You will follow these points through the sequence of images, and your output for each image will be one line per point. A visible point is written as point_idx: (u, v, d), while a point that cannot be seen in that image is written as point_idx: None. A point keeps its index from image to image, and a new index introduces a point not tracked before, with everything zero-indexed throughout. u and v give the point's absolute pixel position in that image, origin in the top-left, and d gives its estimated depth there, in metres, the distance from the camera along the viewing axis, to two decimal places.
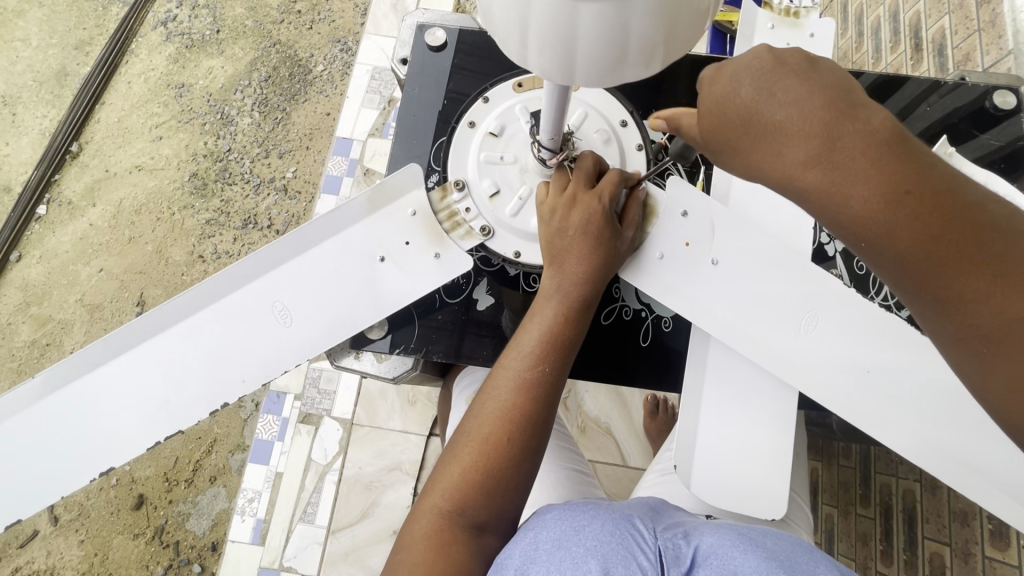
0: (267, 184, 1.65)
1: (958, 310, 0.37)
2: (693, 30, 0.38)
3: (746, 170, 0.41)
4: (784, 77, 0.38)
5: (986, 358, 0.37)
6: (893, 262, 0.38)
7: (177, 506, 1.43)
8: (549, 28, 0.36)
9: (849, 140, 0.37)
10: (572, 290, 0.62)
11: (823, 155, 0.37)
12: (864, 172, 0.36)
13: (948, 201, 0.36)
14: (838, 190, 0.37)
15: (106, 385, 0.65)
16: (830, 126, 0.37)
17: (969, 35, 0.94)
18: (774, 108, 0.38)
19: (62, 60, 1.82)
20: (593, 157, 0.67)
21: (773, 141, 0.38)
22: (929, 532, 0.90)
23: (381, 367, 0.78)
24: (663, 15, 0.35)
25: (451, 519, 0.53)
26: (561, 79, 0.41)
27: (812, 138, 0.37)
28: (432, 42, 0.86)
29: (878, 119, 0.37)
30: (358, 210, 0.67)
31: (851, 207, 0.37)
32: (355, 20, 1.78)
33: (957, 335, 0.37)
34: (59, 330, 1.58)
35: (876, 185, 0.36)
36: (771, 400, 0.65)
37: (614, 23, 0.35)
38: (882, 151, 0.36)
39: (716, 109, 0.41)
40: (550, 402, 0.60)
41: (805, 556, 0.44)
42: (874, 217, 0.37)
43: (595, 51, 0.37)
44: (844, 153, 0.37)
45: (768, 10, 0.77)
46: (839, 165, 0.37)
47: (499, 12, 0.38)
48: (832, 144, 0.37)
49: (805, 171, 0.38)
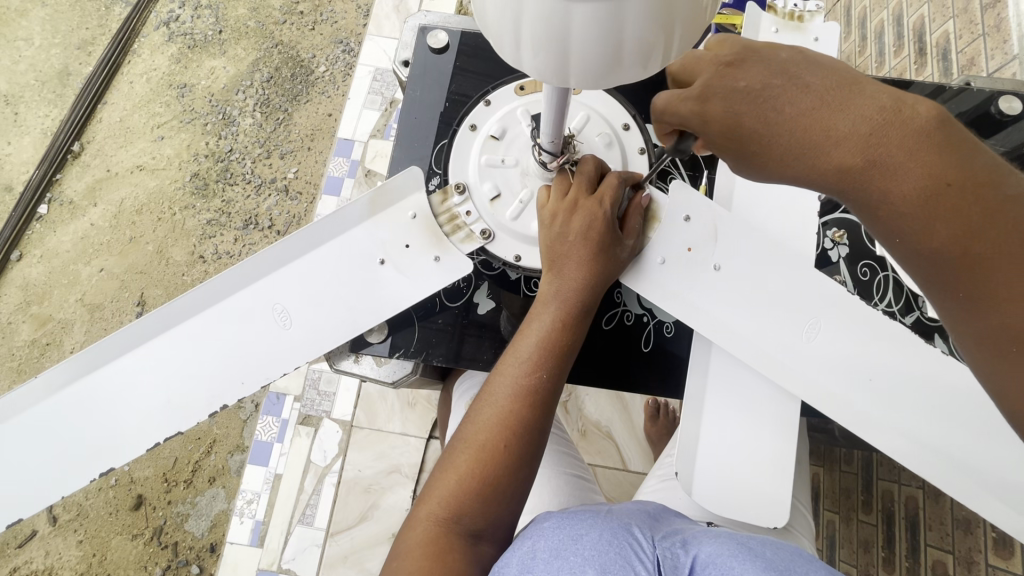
0: (268, 185, 1.65)
1: (988, 308, 0.37)
2: (690, 30, 0.37)
3: (783, 176, 0.41)
4: (787, 92, 0.40)
5: (1011, 360, 0.36)
6: (926, 257, 0.38)
7: (176, 506, 1.43)
8: (542, 27, 0.35)
9: (885, 132, 0.37)
10: (570, 296, 0.62)
11: (862, 149, 0.38)
12: (906, 164, 0.37)
13: (987, 195, 0.36)
14: (877, 182, 0.38)
15: (109, 385, 0.65)
16: (864, 120, 0.38)
17: (972, 40, 0.94)
18: (789, 113, 0.39)
19: (65, 59, 1.82)
20: (594, 162, 0.67)
21: (799, 142, 0.39)
22: (931, 539, 0.90)
23: (380, 371, 0.76)
24: (658, 16, 0.34)
25: (447, 527, 0.53)
26: (556, 83, 0.40)
27: (845, 137, 0.38)
28: (433, 44, 0.86)
29: (918, 108, 0.37)
30: (359, 212, 0.67)
31: (890, 199, 0.38)
32: (357, 21, 1.78)
33: (982, 335, 0.37)
34: (59, 330, 1.58)
35: (917, 176, 0.37)
36: (773, 408, 0.64)
37: (609, 22, 0.34)
38: (924, 141, 0.37)
39: (728, 124, 0.41)
40: (547, 409, 0.59)
41: (803, 566, 0.44)
42: (909, 210, 0.37)
43: (589, 51, 0.36)
44: (883, 146, 0.38)
45: (773, 14, 0.77)
46: (880, 157, 0.38)
47: (492, 10, 0.37)
48: (871, 137, 0.38)
49: (842, 164, 0.38)
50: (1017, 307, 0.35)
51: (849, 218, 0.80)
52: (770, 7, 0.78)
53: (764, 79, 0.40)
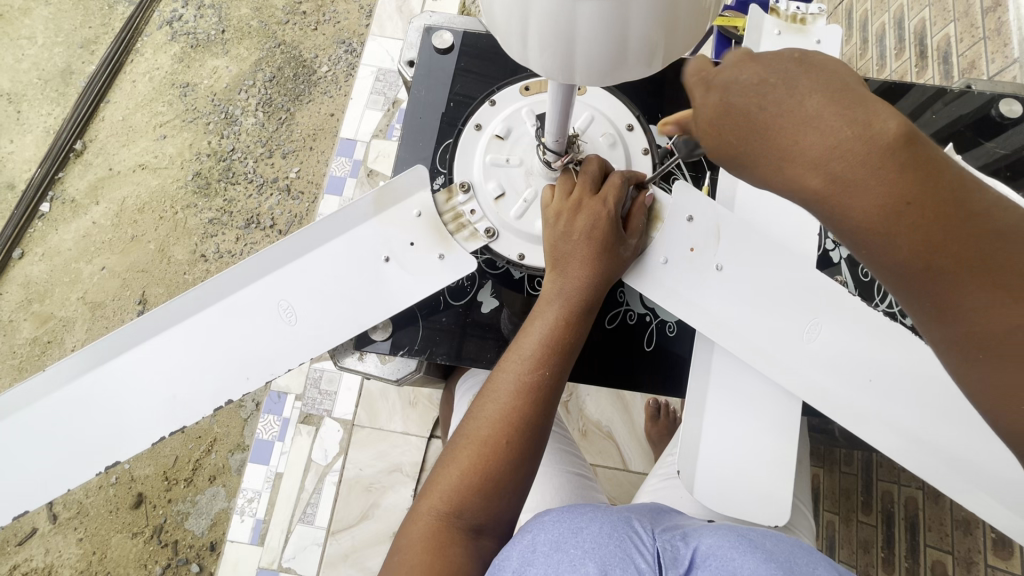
0: (270, 184, 1.66)
1: (955, 315, 0.37)
2: (693, 27, 0.37)
3: (752, 182, 0.40)
4: (772, 90, 0.37)
5: (978, 363, 0.38)
6: (891, 270, 0.38)
7: (176, 505, 1.43)
8: (548, 25, 0.35)
9: (851, 149, 0.35)
10: (573, 295, 0.62)
11: (823, 167, 0.36)
12: (869, 183, 0.35)
13: (951, 212, 0.36)
14: (838, 200, 0.36)
15: (111, 382, 0.65)
16: (829, 134, 0.35)
17: (974, 44, 0.95)
18: (767, 116, 0.37)
19: (67, 58, 1.82)
20: (598, 161, 0.67)
21: (771, 150, 0.37)
22: (931, 540, 0.90)
23: (385, 369, 0.77)
24: (662, 14, 0.35)
25: (448, 521, 0.53)
26: (562, 79, 0.40)
27: (809, 154, 0.36)
28: (437, 44, 0.87)
29: (887, 123, 0.35)
30: (367, 209, 0.67)
31: (852, 218, 0.36)
32: (360, 22, 1.78)
33: (949, 339, 0.38)
34: (60, 328, 1.59)
35: (879, 195, 0.35)
36: (776, 407, 0.65)
37: (616, 19, 0.34)
38: (890, 160, 0.35)
39: (716, 115, 0.39)
40: (549, 407, 0.60)
41: (804, 558, 0.44)
42: (873, 228, 0.36)
43: (594, 48, 0.36)
44: (847, 162, 0.35)
45: (775, 16, 0.77)
46: (843, 175, 0.35)
47: (499, 9, 0.37)
48: (835, 152, 0.35)
49: (804, 180, 0.37)
50: (979, 315, 0.36)
51: None
52: (772, 9, 0.78)
53: (759, 77, 0.38)
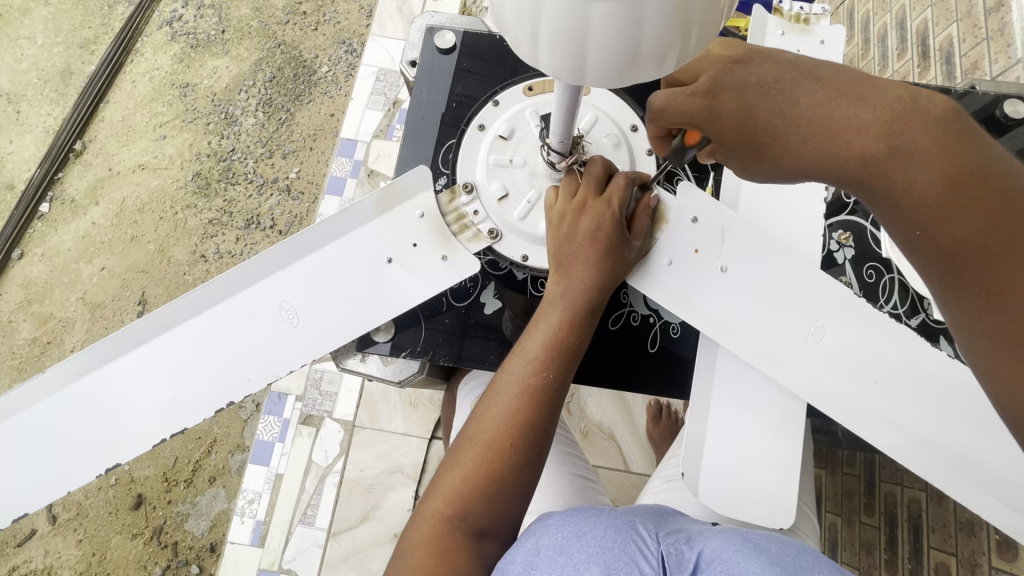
0: (270, 184, 1.65)
1: (999, 301, 0.39)
2: (708, 28, 0.36)
3: (801, 165, 0.43)
4: (801, 86, 0.43)
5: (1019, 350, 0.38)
6: (945, 248, 0.40)
7: (176, 506, 1.42)
8: (559, 24, 0.35)
9: (907, 120, 0.40)
10: (578, 297, 0.62)
11: (884, 136, 0.40)
12: (927, 153, 0.39)
13: (1003, 188, 0.39)
14: (897, 169, 0.40)
15: (111, 383, 0.65)
16: (882, 111, 0.40)
17: (977, 44, 0.94)
18: (808, 105, 0.42)
19: (67, 58, 1.82)
20: (602, 162, 0.67)
21: (818, 128, 0.42)
22: (934, 542, 0.90)
23: (387, 370, 0.77)
24: (675, 12, 0.34)
25: (452, 525, 0.53)
26: (572, 80, 0.39)
27: (871, 126, 0.40)
28: (440, 45, 0.86)
29: (934, 104, 0.40)
30: (368, 209, 0.67)
31: (912, 188, 0.40)
32: (360, 22, 1.78)
33: (990, 325, 0.39)
34: (60, 328, 1.58)
35: (936, 165, 0.39)
36: (780, 409, 0.64)
37: (628, 18, 0.34)
38: (943, 129, 0.39)
39: (741, 114, 0.44)
40: (552, 409, 0.59)
41: (810, 561, 0.44)
42: (930, 199, 0.40)
43: (606, 47, 0.35)
44: (904, 134, 0.40)
45: (779, 17, 0.77)
46: (902, 146, 0.40)
47: (510, 8, 0.37)
48: (891, 124, 0.40)
49: (866, 149, 0.41)
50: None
51: (854, 219, 0.81)
52: (776, 9, 0.78)
53: (781, 75, 0.44)
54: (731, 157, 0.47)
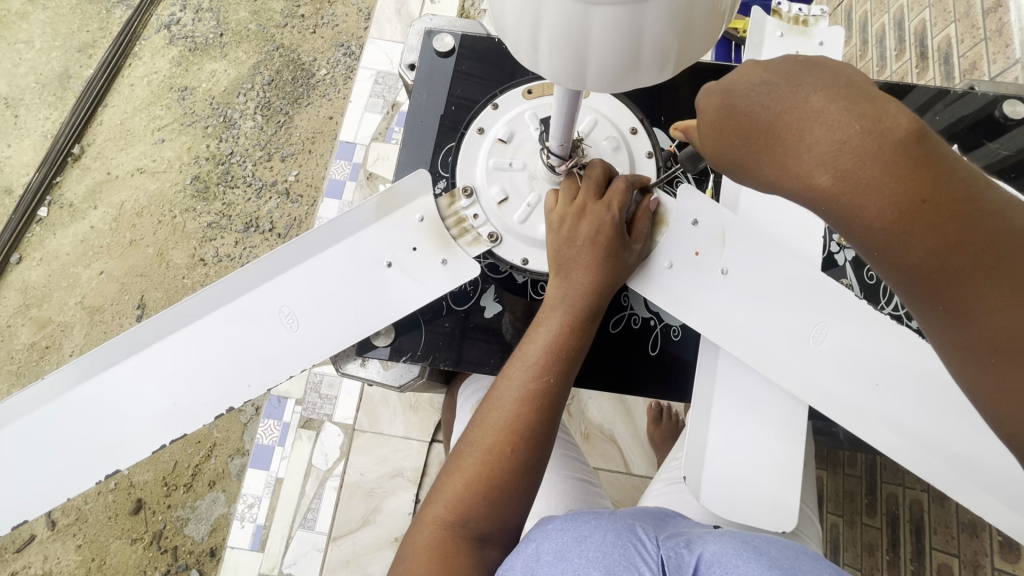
0: (269, 188, 1.65)
1: (966, 321, 0.37)
2: (707, 34, 0.37)
3: (759, 181, 0.41)
4: (772, 92, 0.39)
5: (989, 373, 0.37)
6: (904, 269, 0.38)
7: (176, 511, 1.42)
8: (560, 29, 0.35)
9: (861, 144, 0.35)
10: (577, 301, 0.62)
11: (832, 162, 0.36)
12: (878, 180, 0.35)
13: (964, 211, 0.36)
14: (847, 196, 0.36)
15: (111, 388, 0.64)
16: (837, 130, 0.36)
17: (975, 45, 0.94)
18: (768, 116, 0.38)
19: (65, 61, 1.82)
20: (602, 165, 0.67)
21: (771, 144, 0.38)
22: (937, 543, 0.90)
23: (387, 375, 0.77)
24: (676, 18, 0.34)
25: (453, 531, 0.53)
26: (572, 85, 0.39)
27: (819, 150, 0.36)
28: (438, 47, 0.86)
29: (896, 121, 0.35)
30: (369, 213, 0.67)
31: (862, 214, 0.37)
32: (358, 24, 1.77)
33: (958, 344, 0.38)
34: (59, 333, 1.58)
35: (887, 193, 0.35)
36: (782, 412, 0.64)
37: (629, 23, 0.34)
38: (902, 154, 0.35)
39: (718, 117, 0.42)
40: (552, 414, 0.59)
41: (810, 563, 0.44)
42: (882, 225, 0.36)
43: (607, 53, 0.35)
44: (855, 158, 0.36)
45: (778, 18, 0.77)
46: (853, 172, 0.36)
47: (511, 13, 0.37)
48: (843, 147, 0.36)
49: (813, 175, 0.37)
50: (993, 320, 0.36)
51: None
52: (775, 11, 0.78)
53: (761, 79, 0.39)
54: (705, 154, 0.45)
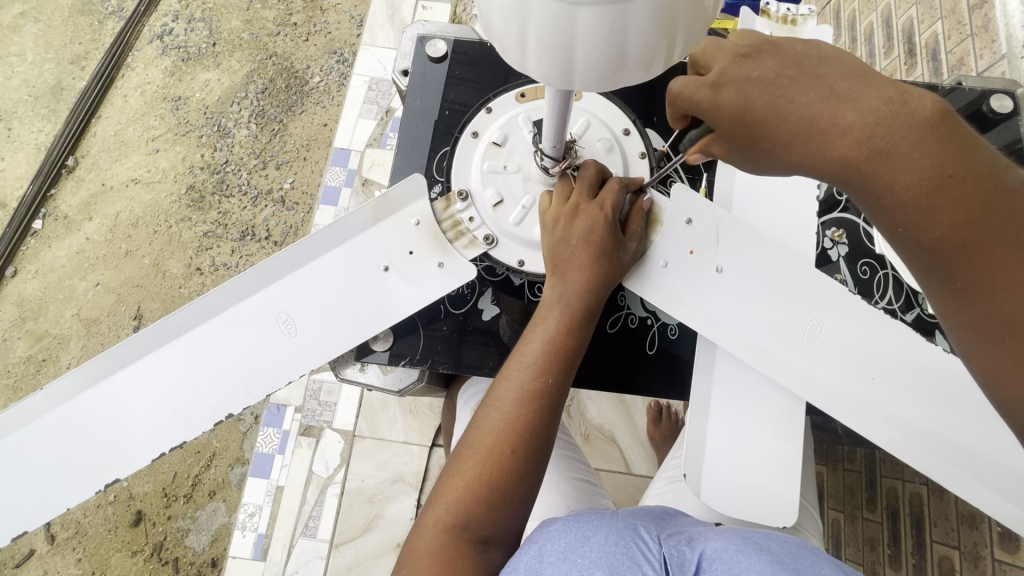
0: (265, 196, 1.65)
1: (984, 295, 0.38)
2: (693, 32, 0.37)
3: (788, 166, 0.41)
4: (795, 80, 0.39)
5: (1006, 346, 0.38)
6: (923, 246, 0.39)
7: (176, 521, 1.41)
8: (546, 29, 0.35)
9: (891, 124, 0.37)
10: (574, 299, 0.62)
11: (865, 141, 0.37)
12: (910, 156, 0.37)
13: (987, 187, 0.37)
14: (880, 173, 0.38)
15: (111, 397, 0.64)
16: (868, 111, 0.37)
17: (961, 41, 0.95)
18: (796, 102, 0.39)
19: (58, 74, 1.82)
20: (595, 166, 0.67)
21: (804, 129, 0.39)
22: (937, 535, 0.90)
23: (386, 380, 0.77)
24: (660, 18, 0.34)
25: (456, 533, 0.53)
26: (560, 84, 0.39)
27: (853, 130, 0.38)
28: (431, 53, 0.87)
29: (923, 102, 0.37)
30: (364, 218, 0.67)
31: (893, 190, 0.38)
32: (351, 31, 1.78)
33: (975, 319, 0.39)
34: (55, 345, 1.57)
35: (917, 169, 0.37)
36: (780, 408, 0.64)
37: (614, 24, 0.34)
38: (928, 133, 0.37)
39: (738, 109, 0.40)
40: (551, 414, 0.59)
41: (810, 559, 0.44)
42: (910, 202, 0.38)
43: (593, 53, 0.35)
44: (887, 138, 0.37)
45: (766, 18, 0.78)
46: (885, 149, 0.37)
47: (498, 14, 0.37)
48: (874, 127, 0.37)
49: (848, 155, 0.38)
50: (1011, 293, 0.37)
51: (847, 217, 0.81)
52: (763, 11, 0.79)
53: (779, 70, 0.39)
54: (732, 152, 0.43)
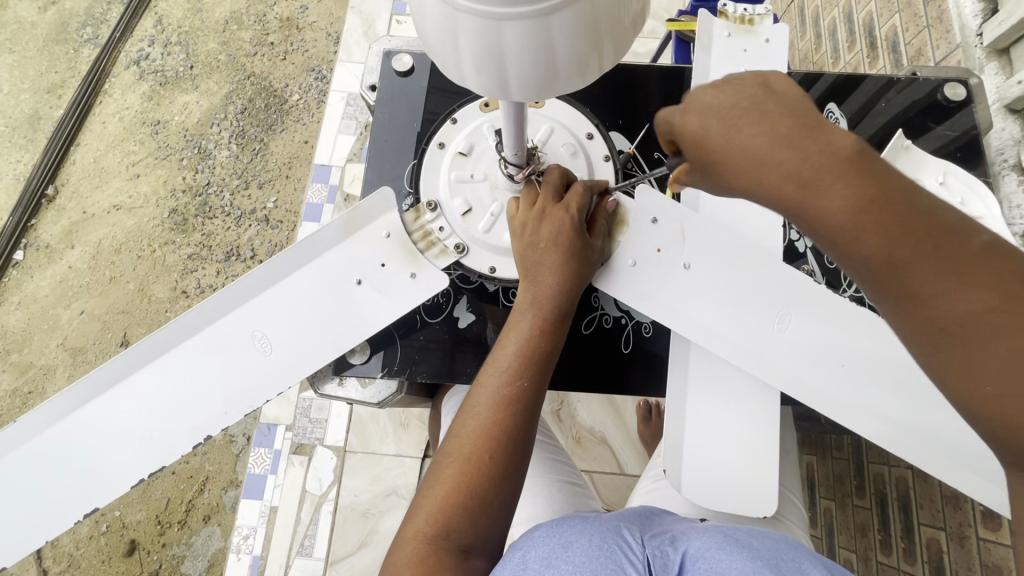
0: (248, 216, 1.65)
1: (923, 308, 0.36)
2: (619, 37, 0.38)
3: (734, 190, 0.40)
4: (745, 115, 0.38)
5: (952, 355, 0.35)
6: (862, 268, 0.37)
7: (170, 549, 1.40)
8: (477, 43, 0.35)
9: (817, 157, 0.36)
10: (546, 301, 0.63)
11: (795, 173, 0.36)
12: (833, 185, 0.35)
13: (907, 209, 0.35)
14: (811, 202, 0.36)
15: (88, 426, 0.64)
16: (796, 147, 0.36)
17: (919, 32, 0.97)
18: (743, 133, 0.37)
19: (35, 103, 1.81)
20: (559, 170, 0.69)
21: (744, 158, 0.37)
22: (924, 518, 0.91)
23: (366, 393, 0.76)
24: (585, 28, 0.35)
25: (437, 543, 0.52)
26: (497, 92, 0.40)
27: (789, 159, 0.36)
28: (398, 67, 0.88)
29: (842, 135, 0.36)
30: (334, 233, 0.67)
31: (824, 219, 0.36)
32: (329, 48, 1.79)
33: (917, 332, 0.36)
34: (41, 377, 1.55)
35: (848, 196, 0.35)
36: (755, 399, 0.65)
37: (541, 37, 0.34)
38: (847, 166, 0.35)
39: (695, 134, 0.39)
40: (528, 417, 0.60)
41: (790, 555, 0.45)
42: (845, 230, 0.36)
43: (525, 64, 0.36)
44: (814, 169, 0.36)
45: (724, 19, 0.80)
46: (815, 179, 0.36)
47: (432, 27, 0.37)
48: (805, 160, 0.36)
49: (780, 187, 0.36)
50: (949, 303, 0.35)
51: None
52: (720, 13, 0.81)
53: (739, 103, 0.38)
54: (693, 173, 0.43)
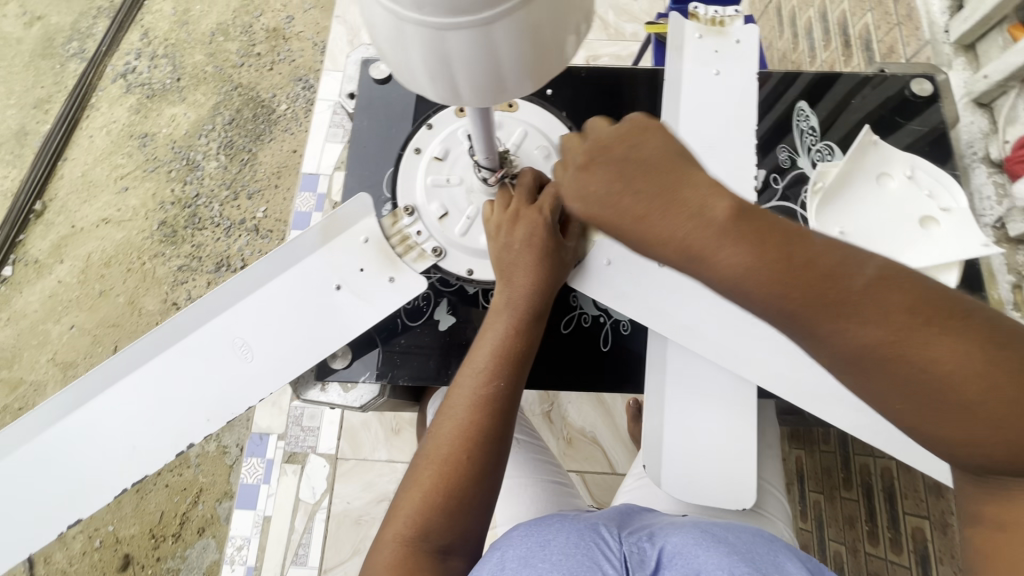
0: (238, 226, 1.66)
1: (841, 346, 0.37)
2: (562, 43, 0.39)
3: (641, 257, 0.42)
4: (622, 196, 0.41)
5: (882, 383, 0.36)
6: (777, 317, 0.38)
7: (165, 562, 1.39)
8: (424, 52, 0.36)
9: (698, 228, 0.38)
10: (521, 302, 0.64)
11: (684, 246, 0.39)
12: (721, 251, 0.38)
13: (798, 256, 0.37)
14: (708, 268, 0.38)
15: (73, 435, 0.64)
16: (680, 220, 0.39)
17: (890, 30, 1.00)
18: (627, 213, 0.40)
19: (21, 119, 1.81)
20: (533, 173, 0.70)
21: (638, 237, 0.40)
22: (908, 507, 0.92)
23: (348, 397, 0.76)
24: (528, 37, 0.36)
25: (416, 545, 0.53)
26: (448, 96, 0.41)
27: (675, 235, 0.39)
28: (376, 75, 0.89)
29: (713, 205, 0.39)
30: (313, 239, 0.68)
31: (726, 278, 0.38)
32: (315, 57, 1.80)
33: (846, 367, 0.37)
34: (31, 392, 1.55)
35: (738, 257, 0.37)
36: (732, 394, 0.66)
37: (485, 45, 0.35)
38: (731, 232, 0.38)
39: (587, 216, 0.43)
40: (505, 418, 0.60)
41: (765, 547, 0.46)
42: (748, 286, 0.38)
43: (471, 70, 0.37)
44: (699, 241, 0.38)
45: (695, 21, 0.81)
46: (706, 248, 0.38)
47: (381, 33, 0.37)
48: (688, 232, 0.38)
49: (675, 259, 0.39)
50: (861, 336, 0.36)
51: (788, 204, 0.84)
52: (692, 15, 0.82)
53: (612, 184, 0.42)
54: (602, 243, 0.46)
